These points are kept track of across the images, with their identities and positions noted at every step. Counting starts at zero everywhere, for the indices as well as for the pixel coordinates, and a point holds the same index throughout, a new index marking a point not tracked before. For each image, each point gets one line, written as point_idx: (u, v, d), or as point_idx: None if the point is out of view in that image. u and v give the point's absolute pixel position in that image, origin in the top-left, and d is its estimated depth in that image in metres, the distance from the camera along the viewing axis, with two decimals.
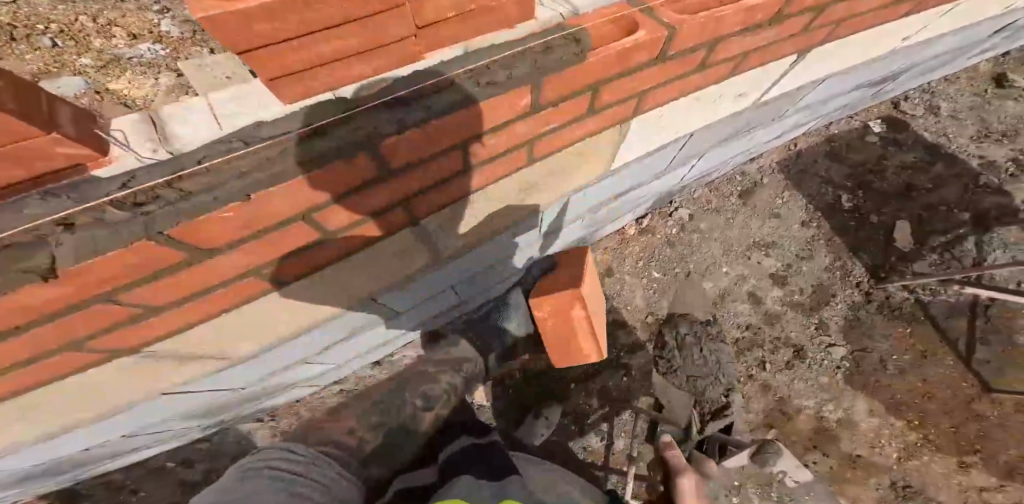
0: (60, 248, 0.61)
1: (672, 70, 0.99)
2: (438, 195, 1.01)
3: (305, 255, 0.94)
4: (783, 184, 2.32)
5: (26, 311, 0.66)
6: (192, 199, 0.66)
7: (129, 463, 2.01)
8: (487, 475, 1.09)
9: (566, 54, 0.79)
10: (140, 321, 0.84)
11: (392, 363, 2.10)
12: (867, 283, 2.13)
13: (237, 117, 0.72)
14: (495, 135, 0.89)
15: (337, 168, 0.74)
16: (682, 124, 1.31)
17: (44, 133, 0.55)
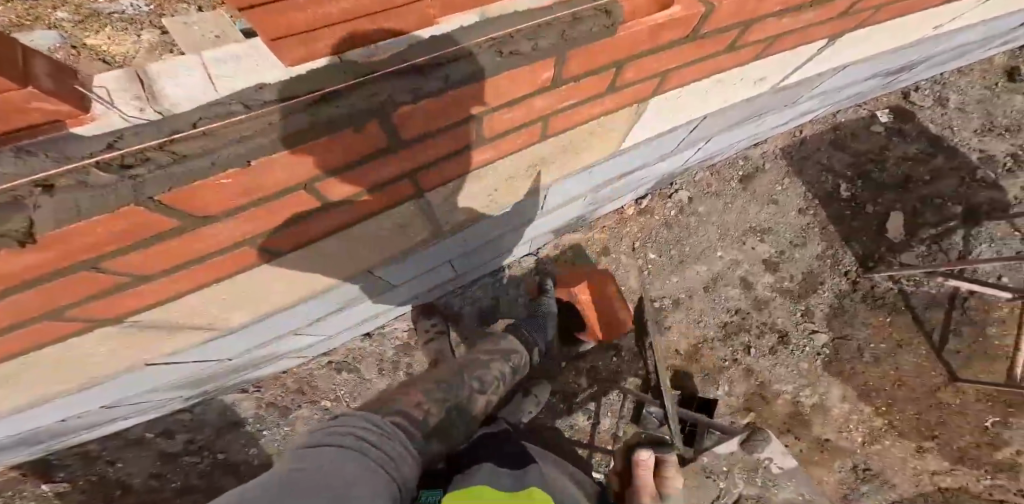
0: (39, 211, 0.54)
1: (700, 50, 0.96)
2: (448, 167, 0.99)
3: (304, 226, 0.91)
4: (784, 171, 2.31)
5: (4, 277, 0.61)
6: (187, 163, 0.59)
7: (107, 433, 1.96)
8: (507, 464, 1.05)
9: (594, 27, 0.75)
10: (126, 290, 0.79)
11: (383, 334, 2.20)
12: (855, 273, 2.18)
13: (235, 77, 0.63)
14: (512, 108, 0.87)
15: (347, 136, 0.71)
16: (698, 105, 1.28)
17: (16, 87, 0.46)
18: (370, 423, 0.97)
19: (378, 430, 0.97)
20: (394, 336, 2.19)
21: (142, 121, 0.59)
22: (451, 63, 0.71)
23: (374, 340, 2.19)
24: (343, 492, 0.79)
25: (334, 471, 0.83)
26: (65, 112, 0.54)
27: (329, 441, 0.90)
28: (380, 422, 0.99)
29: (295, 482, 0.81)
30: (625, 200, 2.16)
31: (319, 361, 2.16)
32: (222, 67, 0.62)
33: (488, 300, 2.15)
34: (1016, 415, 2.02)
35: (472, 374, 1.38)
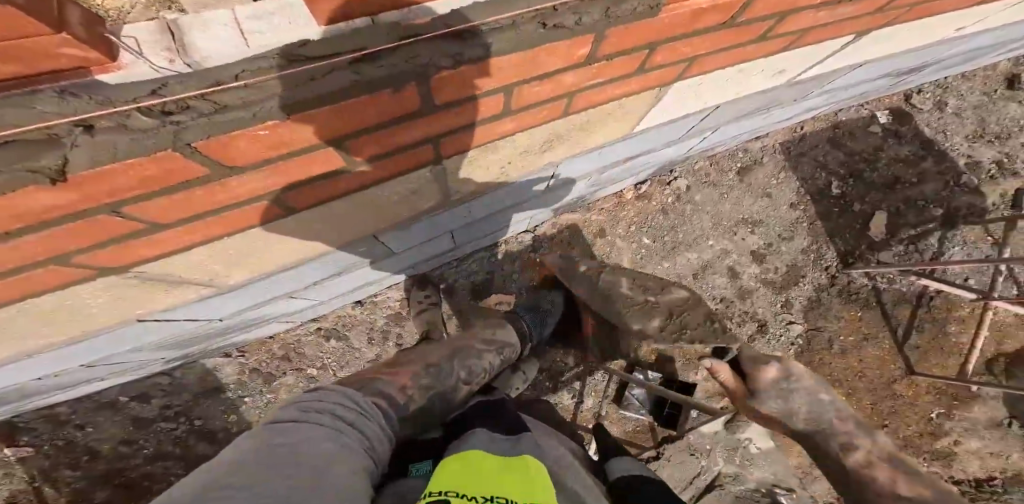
0: (76, 149, 0.55)
1: (732, 37, 0.97)
2: (468, 137, 0.98)
3: (320, 187, 0.90)
4: (780, 165, 2.37)
5: (23, 212, 0.61)
6: (228, 113, 0.60)
7: (79, 394, 1.90)
8: (502, 430, 1.01)
9: (638, 7, 0.74)
10: (143, 237, 0.78)
11: (375, 303, 2.18)
12: (834, 268, 2.28)
13: (269, 33, 0.56)
14: (542, 82, 0.87)
15: (386, 96, 0.72)
16: (717, 93, 1.29)
17: (50, 33, 0.43)
18: (345, 404, 0.91)
19: (356, 410, 0.91)
20: (386, 305, 2.18)
21: (174, 73, 0.54)
22: (493, 31, 0.69)
23: (365, 308, 2.18)
24: (328, 463, 0.72)
25: (315, 445, 0.75)
26: (95, 59, 0.49)
27: (305, 417, 0.82)
28: (358, 403, 0.94)
29: (270, 454, 0.70)
30: (626, 184, 2.19)
31: (308, 327, 2.13)
32: (257, 23, 0.56)
33: (483, 275, 2.16)
34: (959, 408, 2.19)
35: (463, 363, 1.36)
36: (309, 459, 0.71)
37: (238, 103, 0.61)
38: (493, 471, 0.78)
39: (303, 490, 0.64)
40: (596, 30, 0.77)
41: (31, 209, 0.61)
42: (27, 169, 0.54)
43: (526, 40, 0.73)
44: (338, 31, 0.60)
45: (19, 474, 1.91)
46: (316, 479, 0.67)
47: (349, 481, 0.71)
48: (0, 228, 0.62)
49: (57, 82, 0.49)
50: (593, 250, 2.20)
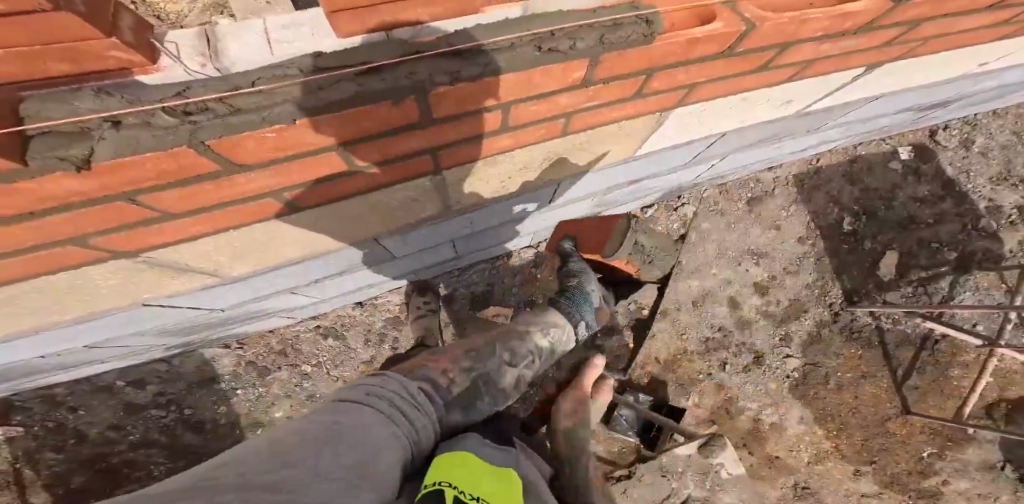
0: (103, 142, 0.61)
1: (733, 66, 1.02)
2: (469, 150, 1.04)
3: (330, 187, 0.97)
4: (791, 198, 2.40)
5: (48, 195, 0.65)
6: (240, 116, 0.66)
7: (78, 376, 1.94)
8: (492, 437, 0.99)
9: (632, 34, 0.79)
10: (152, 224, 0.83)
11: (374, 306, 2.22)
12: (838, 305, 2.29)
13: (293, 45, 0.67)
14: (538, 102, 0.92)
15: (385, 108, 0.77)
16: (720, 120, 1.34)
17: (103, 38, 0.52)
18: (401, 392, 0.92)
19: (410, 400, 0.92)
20: (386, 308, 2.22)
21: (204, 77, 0.65)
22: (492, 51, 0.76)
23: (365, 310, 2.22)
24: (374, 454, 0.73)
25: (369, 430, 0.77)
26: (139, 64, 0.60)
27: (364, 402, 0.84)
28: (414, 391, 0.94)
29: (329, 431, 0.73)
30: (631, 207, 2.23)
31: (307, 324, 2.17)
32: (283, 34, 0.67)
33: (483, 286, 2.22)
34: (952, 449, 2.17)
35: (506, 345, 1.32)
36: (358, 444, 0.73)
37: (251, 104, 0.67)
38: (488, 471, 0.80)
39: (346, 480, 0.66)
40: (590, 56, 0.81)
41: (55, 193, 0.65)
42: (56, 156, 0.59)
43: (523, 62, 0.78)
44: (353, 43, 0.70)
45: (8, 453, 1.95)
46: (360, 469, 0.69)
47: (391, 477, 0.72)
48: (23, 209, 0.66)
49: (101, 83, 0.59)
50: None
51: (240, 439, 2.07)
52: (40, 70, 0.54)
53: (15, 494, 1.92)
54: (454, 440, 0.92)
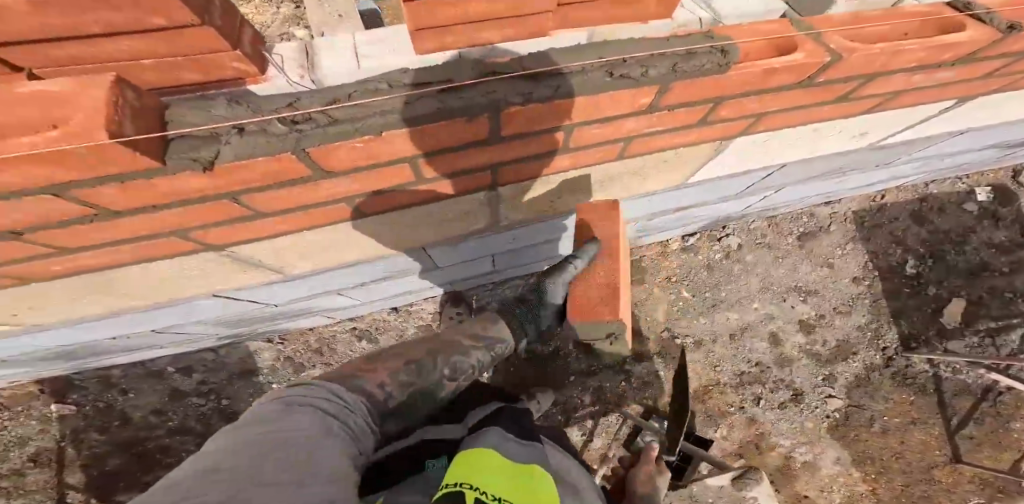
0: (227, 146, 0.67)
1: (808, 97, 1.03)
2: (530, 167, 1.10)
3: (394, 196, 1.04)
4: (849, 235, 2.39)
5: (168, 193, 0.72)
6: (340, 126, 0.73)
7: (135, 360, 2.06)
8: (516, 433, 1.02)
9: (707, 63, 0.81)
10: (246, 222, 0.89)
11: (409, 312, 2.28)
12: (894, 349, 2.21)
13: (375, 61, 0.84)
14: (603, 125, 0.96)
15: (458, 124, 0.82)
16: (786, 150, 1.35)
17: (230, 50, 0.70)
18: (321, 400, 0.84)
19: (334, 409, 0.85)
20: (420, 315, 2.27)
21: (304, 87, 0.83)
22: (568, 74, 0.80)
23: (399, 316, 2.28)
24: (324, 459, 0.69)
25: (310, 438, 0.72)
26: (251, 72, 0.78)
27: (288, 412, 0.75)
28: (331, 400, 0.87)
29: (264, 449, 0.66)
30: (672, 234, 2.30)
31: (344, 325, 2.25)
32: (365, 48, 0.85)
33: None
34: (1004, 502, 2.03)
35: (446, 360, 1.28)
36: (308, 454, 0.69)
37: (348, 113, 0.74)
38: (507, 471, 0.83)
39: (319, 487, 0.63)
40: (661, 83, 0.83)
41: (178, 189, 0.71)
42: (189, 157, 0.65)
43: (593, 86, 0.82)
44: (429, 59, 0.86)
45: (56, 431, 2.05)
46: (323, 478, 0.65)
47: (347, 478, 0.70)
48: (149, 203, 0.73)
49: (233, 87, 0.78)
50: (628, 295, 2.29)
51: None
52: (178, 79, 0.72)
53: (53, 472, 2.00)
54: (477, 434, 0.96)
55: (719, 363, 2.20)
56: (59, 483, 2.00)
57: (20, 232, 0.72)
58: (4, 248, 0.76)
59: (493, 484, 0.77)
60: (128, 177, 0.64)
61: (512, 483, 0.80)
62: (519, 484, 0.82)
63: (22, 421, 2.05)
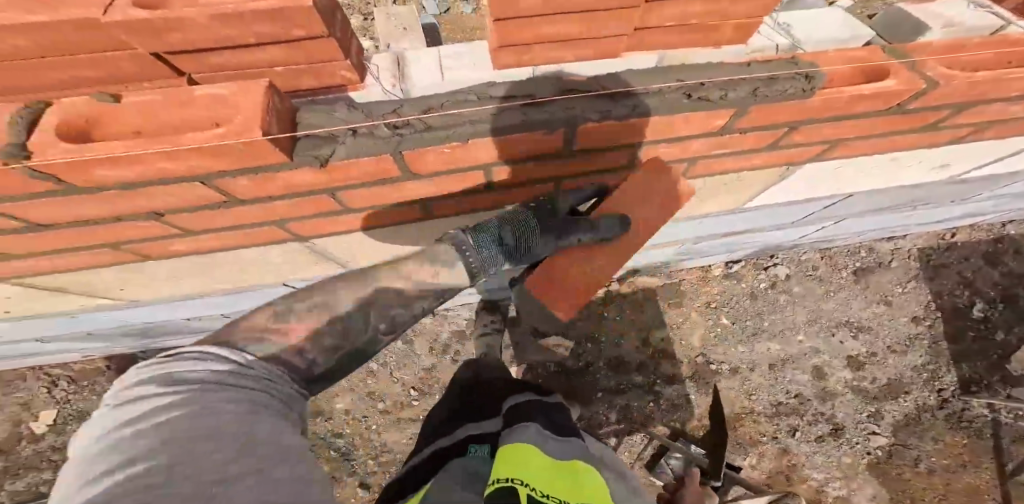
0: (342, 146, 0.78)
1: (888, 125, 1.05)
2: (589, 183, 1.19)
3: (457, 203, 1.14)
4: (911, 273, 2.34)
5: (279, 183, 0.82)
6: (433, 132, 0.81)
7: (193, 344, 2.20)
8: (553, 429, 0.94)
9: (790, 88, 0.85)
10: (336, 217, 1.02)
11: (446, 317, 2.33)
12: (951, 391, 2.14)
13: (458, 75, 0.91)
14: (672, 145, 1.01)
15: (538, 135, 0.87)
16: (862, 179, 1.39)
17: (343, 59, 0.78)
18: (218, 364, 0.64)
19: (245, 369, 0.67)
20: (454, 320, 2.33)
21: (395, 96, 0.90)
22: (645, 93, 0.86)
23: (435, 319, 2.34)
24: (264, 440, 0.57)
25: (234, 420, 0.57)
26: (352, 79, 0.86)
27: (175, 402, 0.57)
28: (233, 361, 0.66)
29: (172, 451, 0.51)
30: (715, 260, 2.32)
31: None
32: (449, 60, 0.93)
33: None
34: None
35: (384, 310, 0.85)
36: (246, 433, 0.56)
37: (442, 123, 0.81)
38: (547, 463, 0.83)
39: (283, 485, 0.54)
40: (739, 107, 0.87)
41: (291, 183, 0.82)
42: (311, 154, 0.77)
43: (671, 106, 0.86)
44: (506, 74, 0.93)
45: None
46: (284, 463, 0.56)
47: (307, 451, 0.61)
48: (266, 194, 0.85)
49: (338, 93, 0.87)
50: (664, 318, 2.29)
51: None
52: (296, 85, 0.82)
53: None
54: (511, 431, 0.92)
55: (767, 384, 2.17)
56: None
57: (161, 214, 0.87)
58: (142, 232, 0.93)
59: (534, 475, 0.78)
60: (259, 168, 0.76)
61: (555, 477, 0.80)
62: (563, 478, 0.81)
63: (85, 395, 2.17)
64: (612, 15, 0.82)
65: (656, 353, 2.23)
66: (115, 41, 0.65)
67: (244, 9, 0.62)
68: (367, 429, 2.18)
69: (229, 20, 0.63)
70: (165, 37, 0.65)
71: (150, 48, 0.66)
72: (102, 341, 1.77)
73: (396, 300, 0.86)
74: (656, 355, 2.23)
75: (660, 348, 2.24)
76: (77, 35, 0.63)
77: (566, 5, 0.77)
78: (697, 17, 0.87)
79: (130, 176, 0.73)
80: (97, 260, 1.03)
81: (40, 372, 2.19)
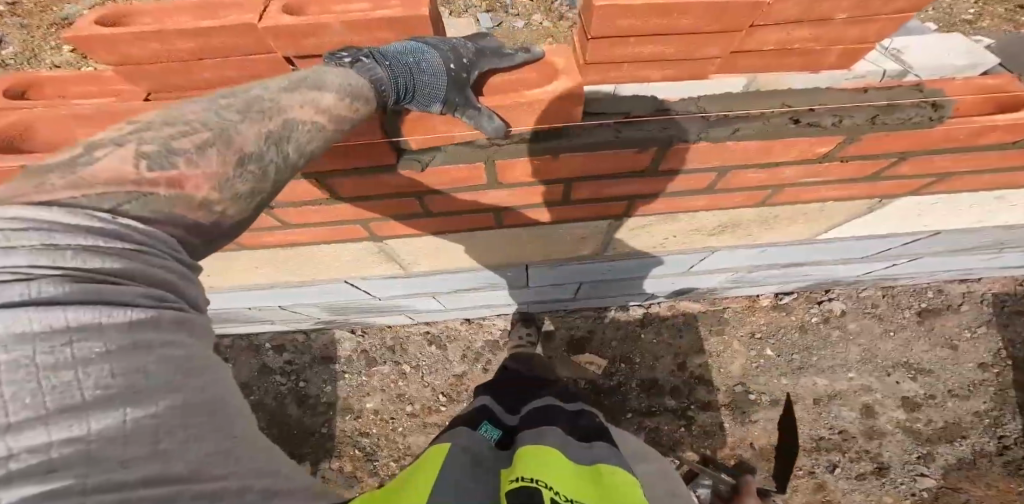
0: (441, 153, 0.92)
1: (1001, 160, 1.03)
2: (660, 203, 1.17)
3: (524, 214, 1.19)
4: (982, 319, 2.22)
5: (383, 186, 1.00)
6: (522, 145, 0.90)
7: (242, 331, 2.28)
8: (579, 433, 0.85)
9: (914, 116, 0.86)
10: (414, 219, 1.18)
11: (484, 326, 2.33)
12: (1012, 439, 2.00)
13: None
14: (760, 170, 1.02)
15: (625, 153, 0.93)
16: (949, 216, 1.33)
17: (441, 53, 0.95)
18: (91, 248, 0.42)
19: (133, 251, 0.45)
20: (492, 329, 2.32)
21: None
22: (739, 119, 0.87)
23: (470, 326, 2.34)
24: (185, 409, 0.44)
25: (150, 374, 0.43)
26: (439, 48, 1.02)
27: (52, 340, 0.38)
28: (106, 234, 0.44)
29: (69, 413, 0.38)
30: (763, 291, 2.25)
31: (421, 328, 2.35)
32: None
33: (585, 330, 2.29)
34: None
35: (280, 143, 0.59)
36: (178, 383, 0.44)
37: (545, 138, 0.90)
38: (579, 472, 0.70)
39: (218, 448, 0.46)
40: (852, 132, 0.90)
41: (391, 185, 1.00)
42: (412, 157, 0.92)
43: (775, 130, 0.89)
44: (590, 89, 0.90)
45: None
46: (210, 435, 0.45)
47: (231, 387, 0.51)
48: (368, 193, 1.03)
49: None
50: (704, 345, 2.23)
51: (330, 421, 2.21)
52: None
53: None
54: (532, 433, 0.82)
55: (812, 416, 2.09)
56: None
57: (269, 207, 1.07)
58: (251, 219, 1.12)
59: (553, 473, 0.67)
60: (368, 169, 0.94)
61: (577, 479, 0.67)
62: (588, 482, 0.68)
63: None
64: (716, 36, 0.80)
65: (692, 378, 2.17)
66: (260, 46, 0.84)
67: (372, 17, 0.82)
68: (394, 430, 2.18)
69: (359, 26, 0.82)
70: (304, 42, 0.83)
71: (285, 52, 0.85)
72: None
73: (311, 130, 0.63)
74: (692, 380, 2.16)
75: (699, 374, 2.17)
76: (242, 37, 0.82)
77: (672, 27, 0.76)
78: (798, 42, 0.84)
79: None
80: None
81: None
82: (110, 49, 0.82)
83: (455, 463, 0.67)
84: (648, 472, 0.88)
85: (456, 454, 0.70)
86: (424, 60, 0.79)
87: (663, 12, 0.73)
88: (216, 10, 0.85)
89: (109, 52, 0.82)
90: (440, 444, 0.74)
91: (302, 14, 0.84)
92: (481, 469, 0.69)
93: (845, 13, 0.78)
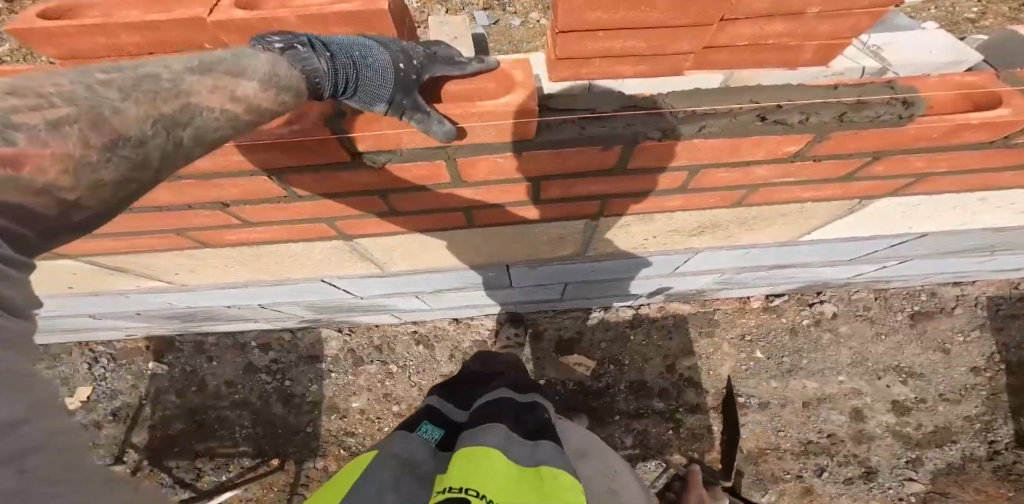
0: (398, 154, 0.89)
1: (984, 160, 1.00)
2: (635, 203, 1.14)
3: (495, 213, 1.16)
4: (975, 322, 2.18)
5: (344, 185, 0.98)
6: (480, 144, 0.88)
7: (228, 329, 2.26)
8: (526, 428, 0.83)
9: (883, 113, 0.84)
10: (382, 217, 1.15)
11: (470, 326, 2.30)
12: (1002, 444, 1.97)
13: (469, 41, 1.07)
14: (734, 169, 1.00)
15: (589, 151, 0.90)
16: (935, 218, 1.30)
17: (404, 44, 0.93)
18: None
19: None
20: (478, 329, 2.29)
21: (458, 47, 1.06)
22: (705, 116, 0.85)
23: (457, 327, 2.31)
24: None
25: None
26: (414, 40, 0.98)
27: None
28: None
29: None
30: (754, 293, 2.21)
31: (407, 328, 2.32)
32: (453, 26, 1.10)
33: (573, 332, 2.25)
34: None
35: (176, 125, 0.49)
36: None
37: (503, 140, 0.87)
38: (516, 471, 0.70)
39: (12, 486, 0.36)
40: (820, 131, 0.88)
41: (350, 182, 0.98)
42: (368, 156, 0.90)
43: (743, 128, 0.86)
44: (559, 87, 0.90)
45: (145, 388, 2.27)
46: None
47: (41, 410, 0.42)
48: (329, 191, 1.00)
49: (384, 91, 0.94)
50: (693, 347, 2.20)
51: (314, 421, 2.19)
52: None
53: (127, 427, 2.20)
54: (476, 431, 0.80)
55: (800, 420, 2.06)
56: (127, 438, 2.18)
57: (228, 205, 1.04)
58: (214, 217, 1.09)
59: (486, 477, 0.68)
60: (322, 167, 0.91)
61: (516, 481, 0.68)
62: (527, 484, 0.68)
63: (123, 373, 2.30)
64: (690, 30, 0.76)
65: (681, 380, 2.14)
66: (212, 40, 0.81)
67: (328, 11, 0.78)
68: (379, 430, 2.15)
69: (315, 20, 0.79)
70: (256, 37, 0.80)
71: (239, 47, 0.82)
72: (146, 311, 1.87)
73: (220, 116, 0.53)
74: (680, 382, 2.13)
75: (687, 376, 2.15)
76: (192, 31, 0.79)
77: (642, 20, 0.73)
78: (774, 37, 0.80)
79: (212, 165, 0.88)
80: (156, 226, 1.11)
81: (85, 346, 2.32)
82: (55, 44, 0.79)
83: (379, 482, 0.71)
84: (589, 472, 0.89)
85: (381, 461, 0.75)
86: (370, 54, 0.73)
87: (631, 4, 0.69)
88: (167, 3, 0.81)
89: (54, 46, 0.79)
90: (371, 450, 0.79)
91: (256, 8, 0.80)
92: (408, 479, 0.73)
93: (818, 7, 0.74)
